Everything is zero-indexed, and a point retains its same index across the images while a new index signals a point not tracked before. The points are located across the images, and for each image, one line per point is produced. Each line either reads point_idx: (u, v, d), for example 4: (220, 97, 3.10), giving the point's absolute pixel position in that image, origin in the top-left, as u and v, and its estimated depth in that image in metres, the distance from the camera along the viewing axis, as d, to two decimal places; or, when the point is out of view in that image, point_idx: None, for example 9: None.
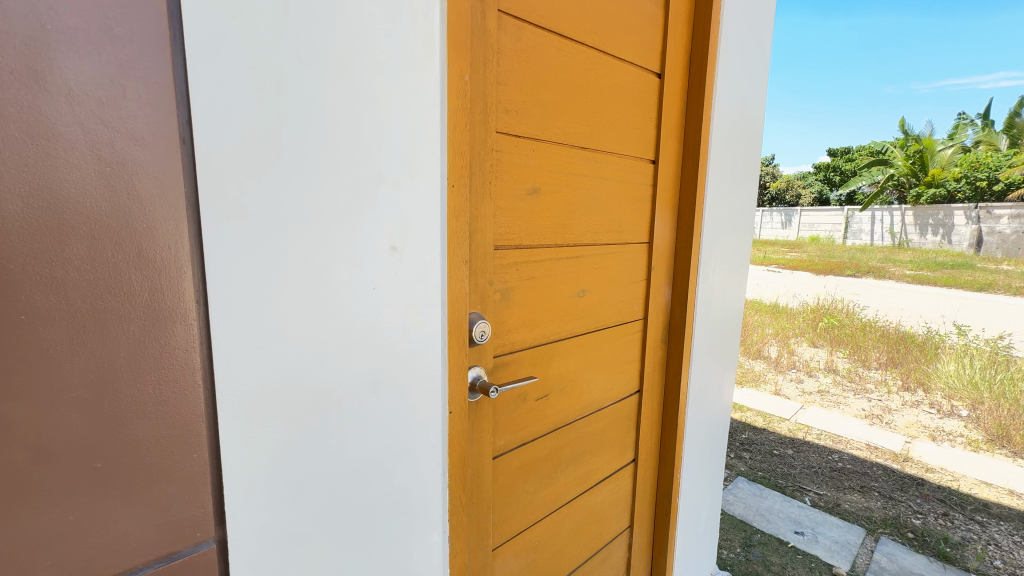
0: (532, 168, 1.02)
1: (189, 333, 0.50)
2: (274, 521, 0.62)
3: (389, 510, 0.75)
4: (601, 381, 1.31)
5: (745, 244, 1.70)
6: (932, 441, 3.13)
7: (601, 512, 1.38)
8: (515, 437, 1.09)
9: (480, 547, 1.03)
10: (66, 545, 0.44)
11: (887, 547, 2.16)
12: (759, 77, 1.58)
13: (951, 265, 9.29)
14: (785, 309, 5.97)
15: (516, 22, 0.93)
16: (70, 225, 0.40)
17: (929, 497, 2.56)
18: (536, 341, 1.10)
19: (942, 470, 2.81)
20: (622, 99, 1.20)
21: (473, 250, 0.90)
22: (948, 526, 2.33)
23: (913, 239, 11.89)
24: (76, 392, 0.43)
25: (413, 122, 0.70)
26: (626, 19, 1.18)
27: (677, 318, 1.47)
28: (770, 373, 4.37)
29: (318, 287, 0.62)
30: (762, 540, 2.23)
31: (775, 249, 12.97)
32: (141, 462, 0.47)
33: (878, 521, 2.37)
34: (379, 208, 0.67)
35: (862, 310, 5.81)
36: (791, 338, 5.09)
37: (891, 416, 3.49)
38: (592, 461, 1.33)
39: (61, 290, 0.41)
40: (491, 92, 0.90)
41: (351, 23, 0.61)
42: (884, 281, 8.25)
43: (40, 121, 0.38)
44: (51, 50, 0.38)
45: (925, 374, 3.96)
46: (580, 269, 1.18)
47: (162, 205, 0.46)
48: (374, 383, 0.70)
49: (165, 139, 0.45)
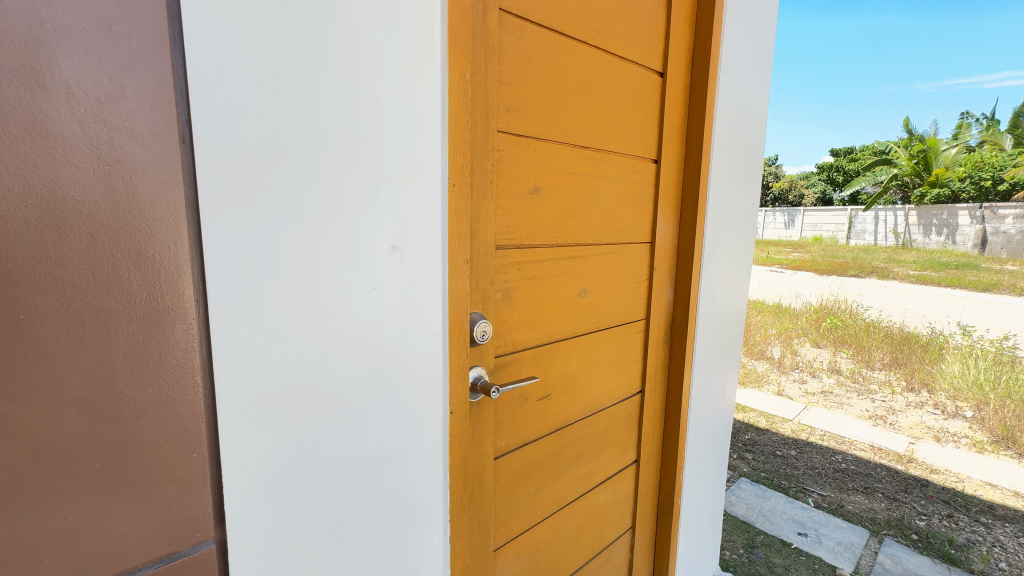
0: (534, 167, 1.01)
1: (188, 333, 0.50)
2: (275, 521, 0.62)
3: (389, 511, 0.75)
4: (603, 381, 1.30)
5: (748, 244, 1.69)
6: (936, 442, 3.11)
7: (603, 512, 1.37)
8: (517, 437, 1.09)
9: (481, 548, 1.02)
10: (66, 544, 0.44)
11: (891, 548, 2.15)
12: (762, 76, 1.58)
13: (955, 265, 9.24)
14: (788, 309, 5.95)
15: (518, 20, 0.93)
16: (69, 224, 0.40)
17: (934, 498, 2.55)
18: (538, 341, 1.10)
19: (947, 471, 2.80)
20: (624, 98, 1.20)
21: (475, 249, 0.90)
22: (953, 528, 2.31)
23: (917, 240, 11.83)
24: (75, 392, 0.43)
25: (414, 121, 0.70)
26: (628, 18, 1.17)
27: (680, 318, 1.46)
28: (773, 373, 4.35)
29: (319, 287, 0.62)
30: (765, 541, 2.22)
31: (778, 249, 12.93)
32: (140, 462, 0.47)
33: (882, 522, 2.35)
34: (379, 208, 0.67)
35: (866, 310, 5.78)
36: (795, 338, 5.07)
37: (895, 416, 3.47)
38: (594, 462, 1.32)
39: (61, 290, 0.41)
40: (492, 91, 0.89)
41: (352, 22, 0.61)
42: (888, 281, 8.21)
43: (39, 120, 0.38)
44: (49, 48, 0.38)
45: (929, 375, 3.93)
46: (582, 269, 1.18)
47: (161, 204, 0.46)
48: (375, 383, 0.70)
49: (165, 138, 0.45)
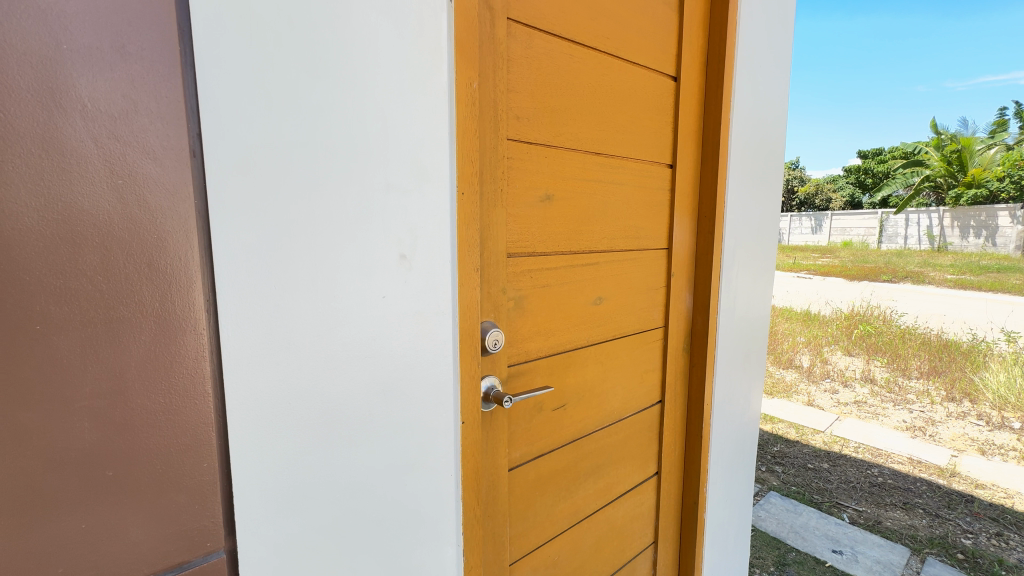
0: (545, 175, 1.01)
1: (200, 342, 0.50)
2: (288, 534, 0.62)
3: (397, 523, 0.74)
4: (621, 391, 1.27)
5: (770, 250, 1.65)
6: (981, 455, 2.95)
7: (623, 527, 1.33)
8: (532, 449, 1.07)
9: (496, 561, 1.01)
10: (79, 552, 0.44)
11: (934, 568, 2.02)
12: (780, 76, 1.54)
13: (998, 268, 8.81)
14: (817, 317, 5.72)
15: (526, 30, 0.93)
16: (82, 235, 0.41)
17: (980, 515, 2.40)
18: (553, 351, 1.08)
19: (994, 486, 2.63)
20: (637, 103, 1.19)
21: (486, 258, 0.90)
22: (1002, 548, 2.18)
23: (953, 241, 11.40)
24: (88, 401, 0.43)
25: (420, 130, 0.70)
26: (638, 22, 1.16)
27: (700, 325, 1.43)
28: (802, 383, 4.18)
29: (328, 299, 0.63)
30: (797, 559, 2.12)
31: (803, 254, 12.50)
32: (153, 471, 0.48)
33: (924, 540, 2.22)
34: (387, 216, 0.67)
35: (900, 317, 5.53)
36: (824, 346, 4.89)
37: (935, 427, 3.30)
38: (613, 474, 1.29)
39: (73, 300, 0.41)
40: (502, 101, 0.90)
41: (361, 35, 0.62)
42: (923, 287, 7.87)
43: (55, 136, 0.39)
44: (65, 68, 0.39)
45: (971, 385, 3.74)
46: (596, 276, 1.16)
47: (172, 216, 0.46)
48: (384, 394, 0.70)
49: (176, 151, 0.46)
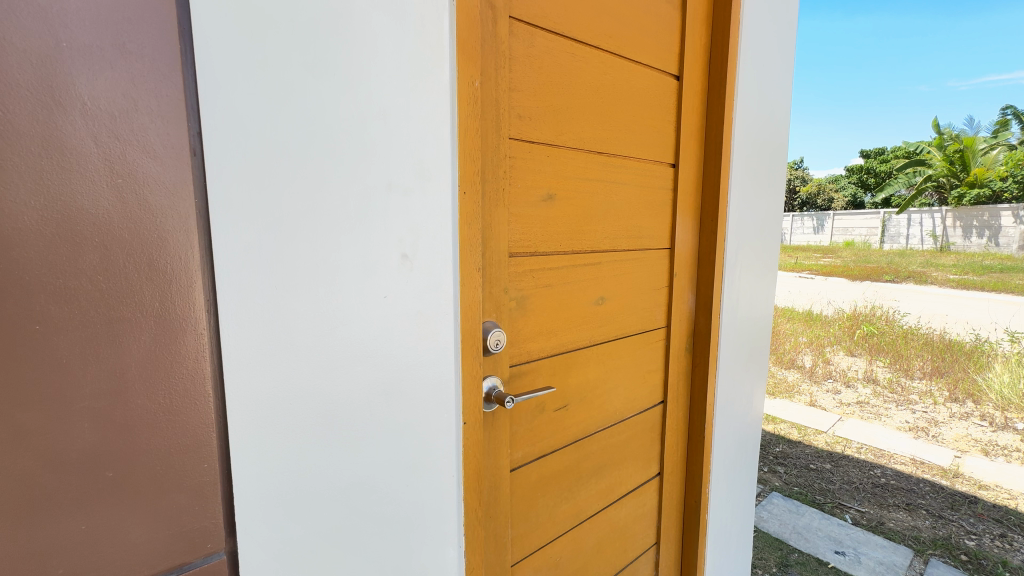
0: (547, 174, 1.00)
1: (200, 342, 0.50)
2: (289, 535, 0.62)
3: (398, 524, 0.73)
4: (623, 391, 1.27)
5: (773, 250, 1.64)
6: (985, 456, 2.93)
7: (625, 527, 1.33)
8: (534, 449, 1.06)
9: (497, 561, 1.00)
10: (79, 553, 0.44)
11: (938, 570, 2.01)
12: (783, 75, 1.53)
13: (1000, 268, 8.77)
14: (819, 317, 5.71)
15: (529, 28, 0.92)
16: (82, 235, 0.41)
17: (984, 516, 2.39)
18: (555, 351, 1.08)
19: (997, 487, 2.62)
20: (639, 103, 1.18)
21: (487, 258, 0.90)
22: (1006, 549, 2.16)
23: (955, 241, 11.36)
24: (88, 402, 0.43)
25: (422, 129, 0.70)
26: (641, 21, 1.16)
27: (703, 326, 1.42)
28: (804, 384, 4.17)
29: (329, 299, 0.62)
30: (800, 560, 2.11)
31: (804, 254, 12.47)
32: (153, 472, 0.47)
33: (927, 541, 2.21)
34: (389, 215, 0.67)
35: (902, 317, 5.51)
36: (826, 346, 4.88)
37: (938, 428, 3.29)
38: (615, 475, 1.28)
39: (73, 300, 0.41)
40: (504, 100, 0.89)
41: (362, 33, 0.62)
42: (925, 287, 7.84)
43: (55, 136, 0.39)
44: (64, 66, 0.39)
45: (974, 385, 3.73)
46: (599, 276, 1.16)
47: (172, 215, 0.46)
48: (386, 394, 0.69)
49: (176, 151, 0.46)
